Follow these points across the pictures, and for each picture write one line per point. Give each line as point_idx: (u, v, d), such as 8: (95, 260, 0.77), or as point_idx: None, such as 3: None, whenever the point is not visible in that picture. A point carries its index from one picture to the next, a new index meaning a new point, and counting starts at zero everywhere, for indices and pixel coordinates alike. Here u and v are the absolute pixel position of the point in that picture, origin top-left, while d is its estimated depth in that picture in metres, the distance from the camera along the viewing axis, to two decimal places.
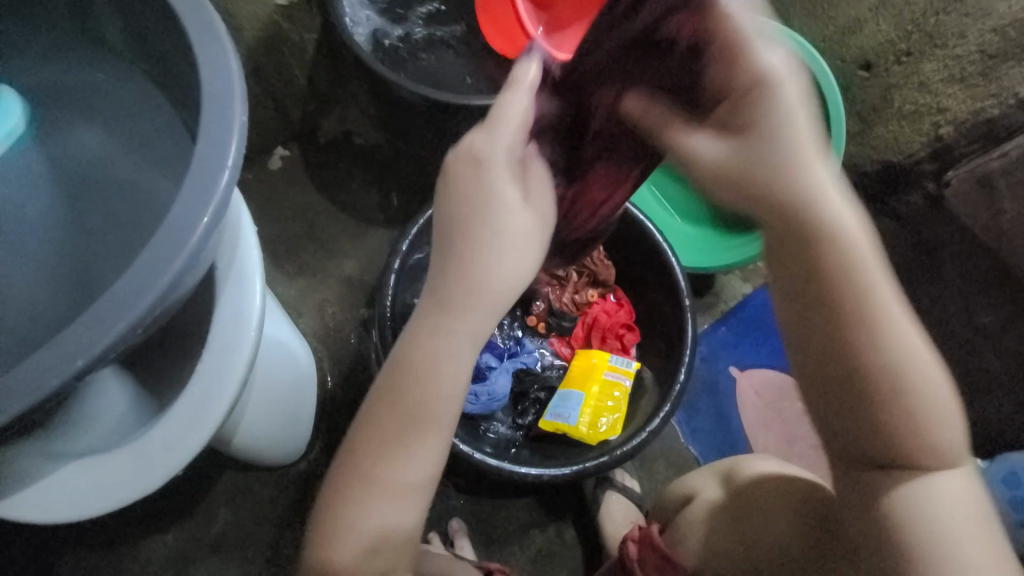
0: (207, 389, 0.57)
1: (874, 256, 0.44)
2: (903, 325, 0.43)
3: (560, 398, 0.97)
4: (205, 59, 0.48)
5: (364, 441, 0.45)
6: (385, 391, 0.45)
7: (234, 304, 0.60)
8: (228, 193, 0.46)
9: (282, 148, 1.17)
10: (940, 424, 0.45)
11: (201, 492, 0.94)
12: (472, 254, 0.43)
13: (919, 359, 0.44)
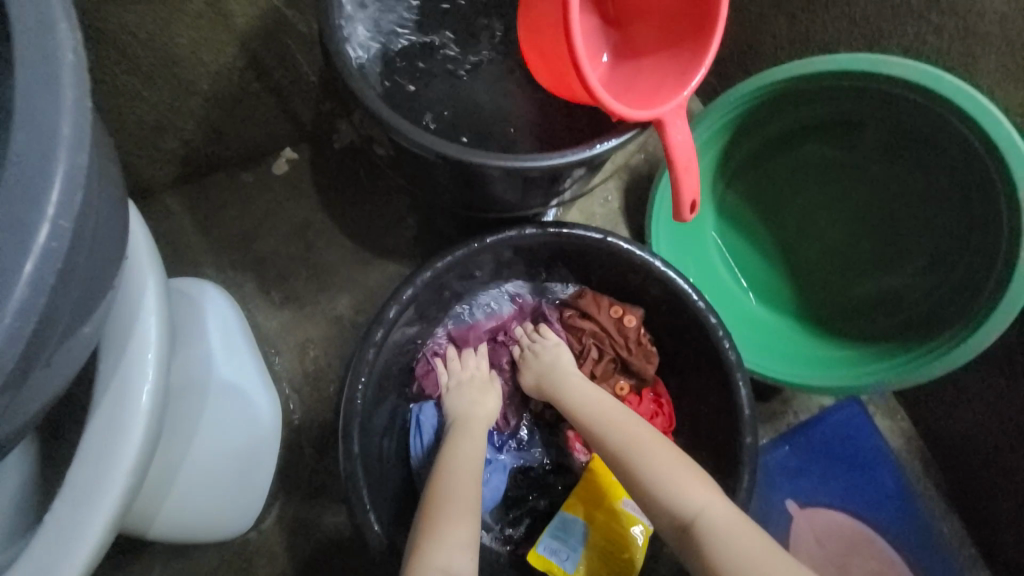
0: (51, 559, 0.40)
1: (593, 402, 0.73)
2: (623, 442, 0.66)
3: (560, 526, 0.77)
4: (24, 123, 0.32)
5: (427, 525, 0.61)
6: (435, 477, 0.67)
7: (109, 432, 0.43)
8: (11, 345, 0.31)
9: (291, 150, 0.99)
10: (683, 506, 0.59)
11: (134, 550, 0.82)
12: (472, 416, 0.77)
13: (642, 461, 0.64)
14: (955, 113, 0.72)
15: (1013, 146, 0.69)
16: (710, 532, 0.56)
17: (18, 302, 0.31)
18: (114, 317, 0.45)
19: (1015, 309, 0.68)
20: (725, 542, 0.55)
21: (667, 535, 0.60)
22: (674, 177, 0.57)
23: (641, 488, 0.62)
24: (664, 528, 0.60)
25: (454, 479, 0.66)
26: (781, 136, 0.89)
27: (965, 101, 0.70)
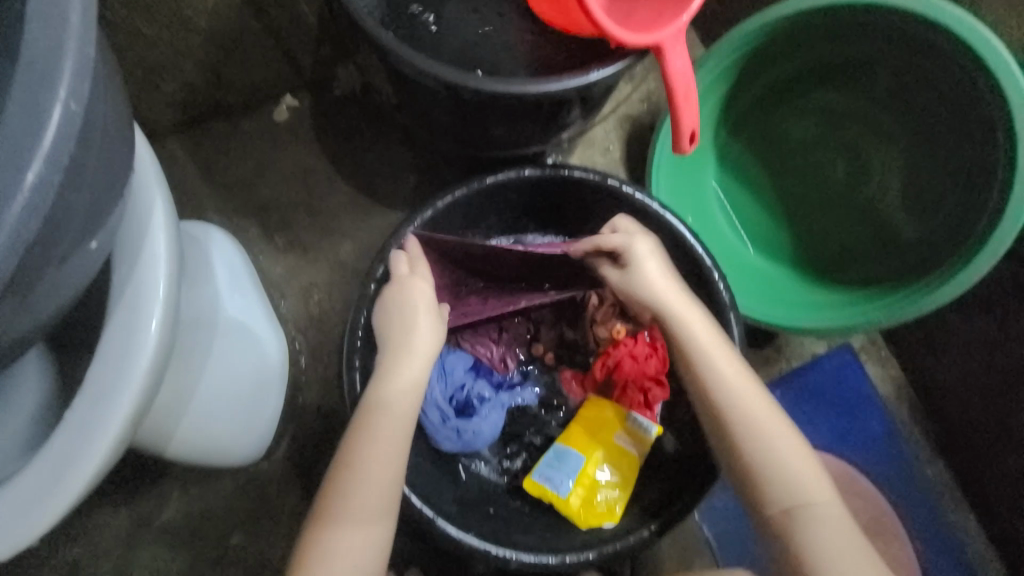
0: (74, 445, 0.43)
1: (714, 351, 0.66)
2: (740, 407, 0.63)
3: (555, 457, 0.81)
4: (32, 18, 0.33)
5: (343, 469, 0.62)
6: (358, 421, 0.64)
7: (122, 338, 0.45)
8: (27, 228, 0.33)
9: (290, 96, 0.99)
10: (791, 479, 0.60)
11: (154, 476, 0.88)
12: (405, 348, 0.68)
13: (757, 434, 0.62)
14: (959, 48, 0.71)
15: (1012, 80, 0.68)
16: (809, 514, 0.59)
17: (31, 188, 0.32)
18: (123, 232, 0.47)
19: (995, 256, 0.68)
20: (815, 523, 0.59)
21: (744, 494, 0.63)
22: (673, 108, 0.58)
23: (745, 456, 0.62)
24: (747, 491, 0.62)
25: (371, 442, 0.62)
26: (788, 80, 0.88)
27: (970, 33, 0.69)
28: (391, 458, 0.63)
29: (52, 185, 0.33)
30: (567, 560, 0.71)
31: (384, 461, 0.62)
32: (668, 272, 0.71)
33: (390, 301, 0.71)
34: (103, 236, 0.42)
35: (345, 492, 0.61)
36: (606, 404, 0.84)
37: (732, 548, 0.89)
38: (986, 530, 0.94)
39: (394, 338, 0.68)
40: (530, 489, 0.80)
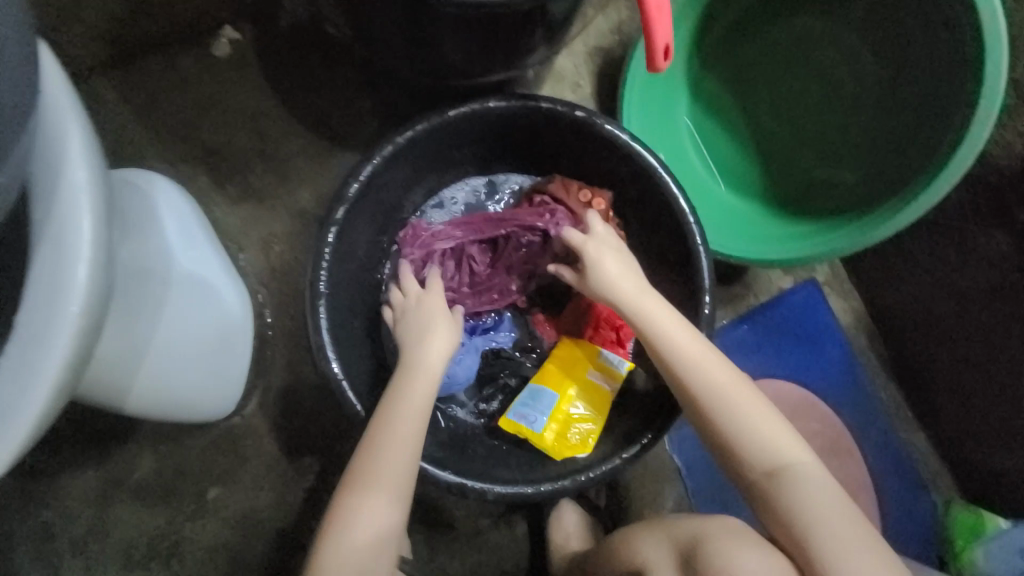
0: (11, 392, 0.40)
1: (682, 343, 0.65)
2: (712, 390, 0.64)
3: (529, 395, 0.82)
4: None
5: (367, 441, 0.65)
6: (386, 398, 0.67)
7: (49, 278, 0.41)
8: None
9: (230, 29, 0.90)
10: (766, 444, 0.62)
11: (122, 435, 0.86)
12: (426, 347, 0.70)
13: (732, 413, 0.63)
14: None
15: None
16: (793, 482, 0.61)
17: None
18: (40, 160, 0.42)
19: (958, 173, 0.68)
20: (801, 490, 0.60)
21: (732, 470, 0.64)
22: (645, 20, 0.54)
23: (724, 435, 0.63)
24: (735, 468, 0.64)
25: (382, 460, 0.63)
26: (760, 3, 0.86)
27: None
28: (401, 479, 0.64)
29: None
30: (544, 488, 0.73)
31: (394, 480, 0.63)
32: (629, 271, 0.70)
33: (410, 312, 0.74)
34: (14, 160, 0.38)
35: (355, 509, 0.63)
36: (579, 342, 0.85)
37: (699, 472, 0.94)
38: (932, 444, 1.01)
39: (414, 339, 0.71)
40: (506, 426, 0.81)
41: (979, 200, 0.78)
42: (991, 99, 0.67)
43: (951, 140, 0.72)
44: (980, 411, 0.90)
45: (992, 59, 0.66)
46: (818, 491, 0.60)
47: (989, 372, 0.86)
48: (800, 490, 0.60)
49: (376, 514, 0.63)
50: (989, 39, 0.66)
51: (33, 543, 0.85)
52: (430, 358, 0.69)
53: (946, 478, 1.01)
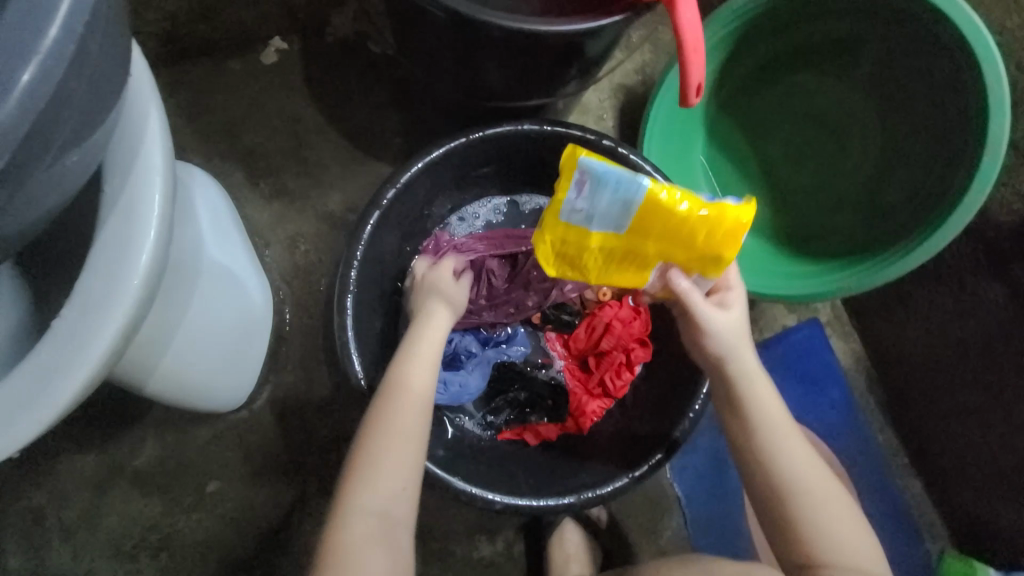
0: (62, 355, 0.42)
1: (773, 411, 0.62)
2: (794, 468, 0.59)
3: (627, 194, 0.55)
4: None
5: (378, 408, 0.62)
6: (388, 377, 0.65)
7: (112, 248, 0.44)
8: (42, 87, 0.30)
9: (280, 40, 0.95)
10: (837, 536, 0.58)
11: (128, 420, 0.85)
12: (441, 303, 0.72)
13: (805, 499, 0.58)
14: (945, 30, 0.75)
15: (990, 59, 0.72)
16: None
17: (53, 39, 0.30)
18: (119, 138, 0.45)
19: (959, 226, 0.73)
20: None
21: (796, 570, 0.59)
22: (683, 60, 0.58)
23: (800, 530, 0.58)
24: (804, 567, 0.58)
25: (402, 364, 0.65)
26: (779, 56, 0.92)
27: (953, 10, 0.73)
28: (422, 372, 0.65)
29: (73, 42, 0.31)
30: (548, 503, 0.76)
31: (415, 381, 0.64)
32: (742, 334, 0.64)
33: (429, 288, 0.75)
34: (105, 133, 0.40)
35: (378, 415, 0.61)
36: (729, 238, 0.57)
37: (699, 502, 0.94)
38: (928, 492, 1.02)
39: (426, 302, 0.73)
40: (562, 157, 0.55)
41: (979, 253, 0.83)
42: (994, 156, 0.72)
43: (955, 191, 0.76)
44: (977, 459, 0.91)
45: (995, 120, 0.72)
46: None
47: (985, 420, 0.88)
48: None
49: (399, 417, 0.61)
50: (992, 103, 0.72)
51: (24, 525, 0.84)
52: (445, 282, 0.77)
53: (941, 526, 1.01)
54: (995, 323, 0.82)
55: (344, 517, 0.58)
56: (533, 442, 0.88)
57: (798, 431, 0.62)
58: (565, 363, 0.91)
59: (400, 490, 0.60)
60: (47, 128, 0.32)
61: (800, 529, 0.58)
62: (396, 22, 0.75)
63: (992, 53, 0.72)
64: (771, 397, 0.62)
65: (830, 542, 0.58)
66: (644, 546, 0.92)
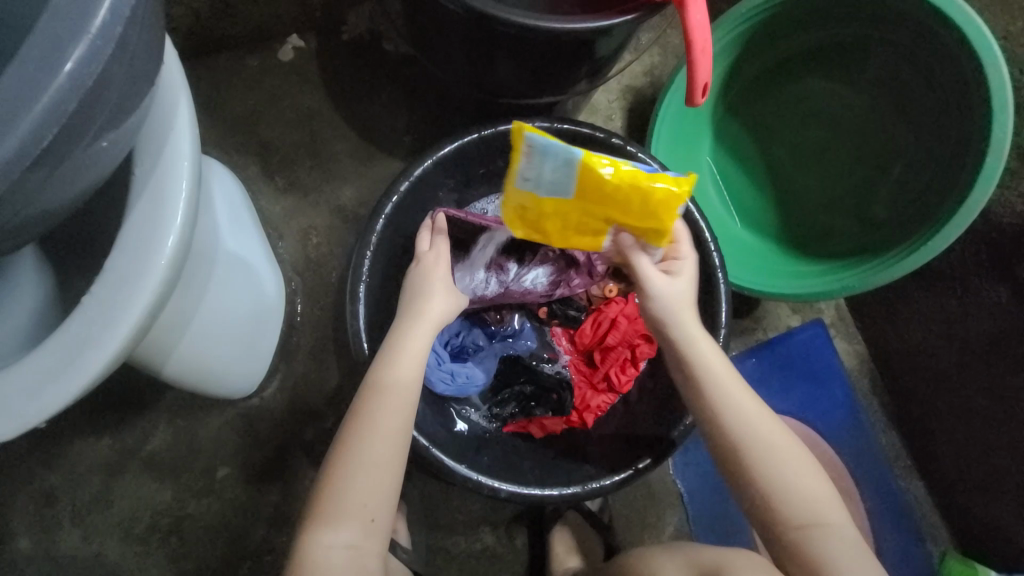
0: (92, 329, 0.44)
1: (718, 373, 0.61)
2: (746, 427, 0.59)
3: (566, 166, 0.58)
4: None
5: (357, 416, 0.61)
6: (370, 377, 0.62)
7: (143, 226, 0.46)
8: (92, 64, 0.33)
9: (297, 37, 0.97)
10: (799, 496, 0.57)
11: (141, 406, 0.87)
12: (423, 307, 0.67)
13: (761, 459, 0.58)
14: (950, 33, 0.76)
15: (995, 61, 0.73)
16: (824, 536, 0.56)
17: (101, 20, 0.33)
18: (150, 127, 0.47)
19: (956, 232, 0.74)
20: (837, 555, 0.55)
21: (763, 529, 0.59)
22: (690, 61, 0.59)
23: (764, 492, 0.57)
24: (770, 526, 0.58)
25: (382, 387, 0.61)
26: (785, 59, 0.93)
27: (956, 14, 0.74)
28: (405, 400, 0.62)
29: (119, 23, 0.33)
30: (553, 493, 0.76)
31: (393, 405, 0.61)
32: (688, 299, 0.64)
33: (415, 276, 0.70)
34: (139, 116, 0.42)
35: (355, 440, 0.59)
36: (662, 206, 0.61)
37: (701, 499, 0.95)
38: (931, 494, 1.02)
39: (410, 298, 0.68)
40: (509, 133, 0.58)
41: (982, 255, 0.82)
42: (997, 155, 0.73)
43: (959, 192, 0.77)
44: (980, 461, 0.91)
45: (999, 121, 0.73)
46: (848, 552, 0.56)
47: (991, 422, 0.88)
48: (829, 547, 0.55)
49: (378, 443, 0.59)
50: (995, 104, 0.73)
51: (38, 506, 0.86)
52: (438, 289, 0.68)
53: (943, 529, 1.02)
54: (995, 324, 0.83)
55: (315, 515, 0.58)
56: (538, 434, 0.88)
57: (748, 393, 0.61)
58: (570, 358, 0.93)
59: (370, 520, 0.58)
60: (92, 107, 0.34)
61: (759, 490, 0.58)
62: (410, 20, 0.77)
63: (997, 51, 0.73)
64: (716, 362, 0.62)
65: (794, 504, 0.57)
66: (646, 540, 0.93)
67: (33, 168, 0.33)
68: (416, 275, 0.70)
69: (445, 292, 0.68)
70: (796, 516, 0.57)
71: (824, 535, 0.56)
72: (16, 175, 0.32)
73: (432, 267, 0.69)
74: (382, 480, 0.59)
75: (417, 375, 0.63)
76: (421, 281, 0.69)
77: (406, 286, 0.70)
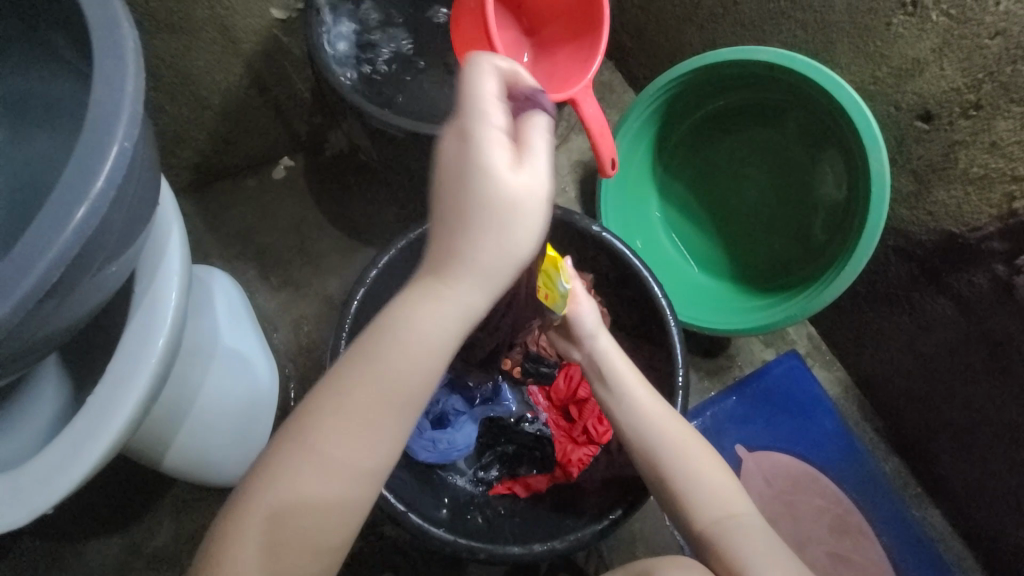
0: (93, 422, 0.52)
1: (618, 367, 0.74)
2: (636, 410, 0.71)
3: None
4: (102, 84, 0.45)
5: (315, 441, 0.45)
6: (347, 378, 0.45)
7: (138, 335, 0.55)
8: (91, 218, 0.43)
9: (288, 158, 1.14)
10: (684, 466, 0.66)
11: (148, 503, 0.93)
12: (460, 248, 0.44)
13: (649, 434, 0.69)
14: (817, 88, 0.86)
15: (856, 105, 0.81)
16: (710, 501, 0.64)
17: (100, 186, 0.43)
18: (147, 253, 0.58)
19: (863, 257, 0.82)
20: (745, 543, 0.60)
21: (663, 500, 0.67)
22: (593, 144, 0.71)
23: (655, 464, 0.68)
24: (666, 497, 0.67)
25: (379, 365, 0.45)
26: (701, 125, 1.05)
27: (815, 74, 0.83)
28: (401, 394, 0.45)
29: (115, 185, 0.44)
30: (534, 550, 0.76)
31: (370, 433, 0.45)
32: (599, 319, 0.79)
33: (453, 172, 0.44)
34: (138, 247, 0.53)
35: (299, 476, 0.45)
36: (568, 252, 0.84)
37: None
38: (947, 520, 0.98)
39: (453, 217, 0.44)
40: None
41: (915, 271, 0.86)
42: (880, 184, 0.80)
43: (861, 217, 0.84)
44: (983, 479, 0.89)
45: (873, 155, 0.80)
46: (730, 510, 0.63)
47: (980, 435, 0.87)
48: (714, 509, 0.63)
49: (329, 485, 0.46)
50: (866, 141, 0.80)
51: None
52: (493, 203, 0.43)
53: (969, 557, 0.97)
54: (947, 336, 0.85)
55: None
56: (523, 494, 0.90)
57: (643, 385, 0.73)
58: (548, 415, 0.98)
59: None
60: (87, 249, 0.44)
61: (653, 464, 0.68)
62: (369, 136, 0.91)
63: (853, 94, 0.81)
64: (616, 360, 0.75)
65: (681, 474, 0.66)
66: None
67: (46, 298, 0.43)
68: (452, 162, 0.44)
69: (498, 224, 0.44)
70: (683, 485, 0.65)
71: (710, 500, 0.64)
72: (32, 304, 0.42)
73: (472, 169, 0.43)
74: (338, 525, 0.48)
75: (411, 388, 0.46)
76: (473, 184, 0.43)
77: (441, 186, 0.44)
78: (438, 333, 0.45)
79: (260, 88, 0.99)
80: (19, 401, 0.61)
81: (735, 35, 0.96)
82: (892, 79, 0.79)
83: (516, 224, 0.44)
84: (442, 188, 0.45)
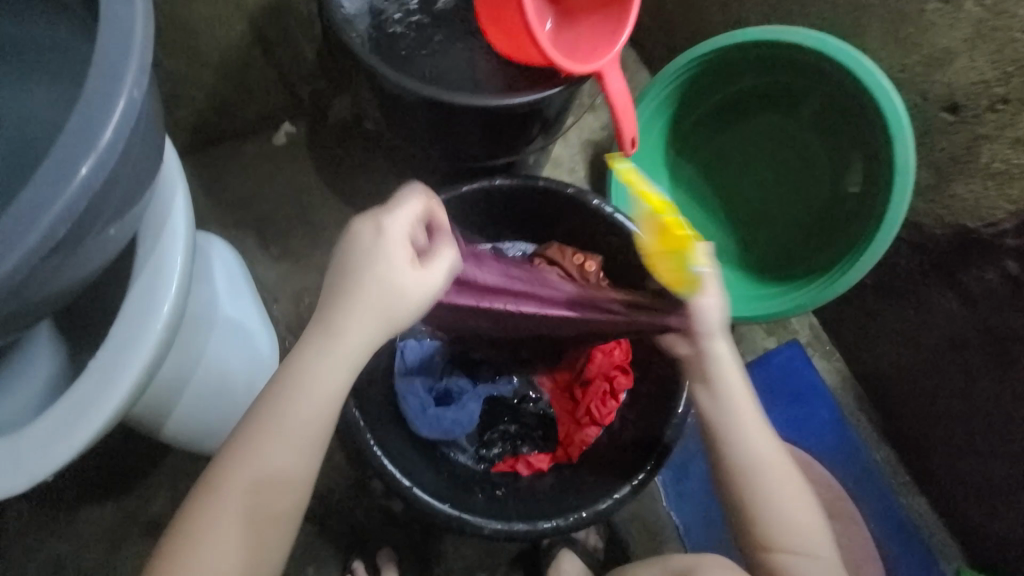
0: (95, 388, 0.50)
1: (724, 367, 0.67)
2: (731, 416, 0.65)
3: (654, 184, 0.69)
4: (108, 27, 0.42)
5: (236, 461, 0.50)
6: (264, 410, 0.51)
7: (142, 299, 0.53)
8: (97, 172, 0.40)
9: (288, 124, 1.09)
10: (767, 480, 0.64)
11: (144, 471, 0.91)
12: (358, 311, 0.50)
13: (738, 442, 0.65)
14: (845, 74, 0.84)
15: (886, 93, 0.79)
16: (781, 515, 0.64)
17: (107, 138, 0.40)
18: (150, 213, 0.55)
19: (877, 250, 0.83)
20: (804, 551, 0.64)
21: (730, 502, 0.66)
22: (616, 120, 0.69)
23: (737, 472, 0.65)
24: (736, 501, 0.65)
25: (291, 396, 0.50)
26: (721, 106, 1.02)
27: (853, 62, 0.81)
28: (309, 423, 0.50)
29: (123, 138, 0.41)
30: (540, 526, 0.77)
31: (283, 454, 0.50)
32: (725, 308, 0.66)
33: (354, 252, 0.51)
34: (141, 207, 0.50)
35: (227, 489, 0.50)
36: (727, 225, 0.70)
37: (698, 534, 0.93)
38: (932, 508, 1.02)
39: (343, 295, 0.50)
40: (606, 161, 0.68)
41: (925, 265, 0.87)
42: (903, 175, 0.79)
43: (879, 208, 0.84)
44: (972, 470, 0.92)
45: (900, 145, 0.79)
46: (798, 527, 0.64)
47: (974, 429, 0.89)
48: (783, 523, 0.64)
49: (252, 498, 0.50)
50: (893, 129, 0.79)
51: None
52: (390, 291, 0.50)
53: (950, 543, 1.00)
54: (951, 330, 0.86)
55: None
56: (524, 472, 0.91)
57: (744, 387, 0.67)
58: (552, 395, 0.96)
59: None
60: (92, 205, 0.41)
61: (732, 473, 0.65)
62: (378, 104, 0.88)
63: (885, 81, 0.79)
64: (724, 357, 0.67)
65: (760, 488, 0.64)
66: None
67: (48, 256, 0.40)
68: (360, 244, 0.51)
69: (387, 298, 0.50)
70: (760, 498, 0.64)
71: (782, 515, 0.64)
72: (33, 262, 0.39)
73: (371, 250, 0.50)
74: (268, 533, 0.51)
75: (317, 418, 0.51)
76: (366, 271, 0.50)
77: (340, 270, 0.51)
78: (339, 376, 0.51)
79: (263, 47, 0.94)
80: (14, 364, 0.59)
81: (761, 14, 0.93)
82: (921, 67, 0.78)
83: (406, 291, 0.51)
84: (343, 266, 0.51)
